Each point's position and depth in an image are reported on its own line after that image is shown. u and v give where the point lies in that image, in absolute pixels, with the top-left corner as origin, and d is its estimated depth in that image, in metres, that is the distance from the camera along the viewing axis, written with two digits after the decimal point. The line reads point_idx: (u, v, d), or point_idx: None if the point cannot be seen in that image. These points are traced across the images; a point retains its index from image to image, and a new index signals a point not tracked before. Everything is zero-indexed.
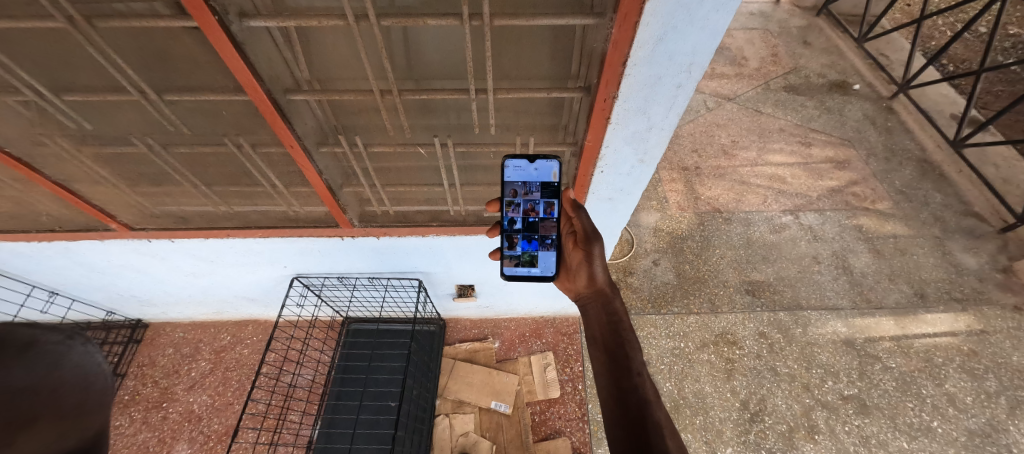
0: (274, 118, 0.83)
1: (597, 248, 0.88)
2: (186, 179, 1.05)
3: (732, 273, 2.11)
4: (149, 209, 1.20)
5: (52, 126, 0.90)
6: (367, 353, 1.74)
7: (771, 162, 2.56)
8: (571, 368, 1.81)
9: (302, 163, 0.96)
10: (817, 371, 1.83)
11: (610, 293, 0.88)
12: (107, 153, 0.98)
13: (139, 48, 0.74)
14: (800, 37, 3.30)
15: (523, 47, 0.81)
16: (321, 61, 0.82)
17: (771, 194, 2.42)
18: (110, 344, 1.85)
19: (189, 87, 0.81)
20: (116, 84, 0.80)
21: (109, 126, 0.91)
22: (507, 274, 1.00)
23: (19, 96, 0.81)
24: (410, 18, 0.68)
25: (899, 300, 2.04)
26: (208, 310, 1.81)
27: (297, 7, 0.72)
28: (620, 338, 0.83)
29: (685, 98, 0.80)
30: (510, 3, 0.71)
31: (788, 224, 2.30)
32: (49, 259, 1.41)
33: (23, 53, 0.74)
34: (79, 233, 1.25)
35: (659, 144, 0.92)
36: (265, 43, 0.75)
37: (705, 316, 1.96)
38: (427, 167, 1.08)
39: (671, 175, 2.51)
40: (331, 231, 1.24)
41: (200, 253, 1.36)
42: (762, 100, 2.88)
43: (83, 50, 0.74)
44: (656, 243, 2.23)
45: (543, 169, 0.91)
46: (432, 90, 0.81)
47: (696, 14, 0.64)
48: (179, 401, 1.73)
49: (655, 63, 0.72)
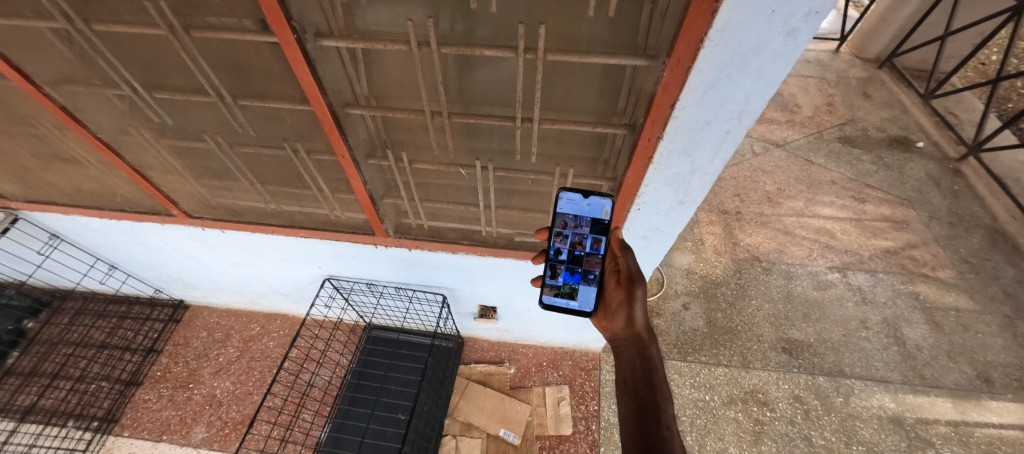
0: (331, 128, 0.89)
1: (639, 290, 0.85)
2: (244, 176, 1.14)
3: (769, 328, 1.99)
4: (208, 200, 1.29)
5: (140, 118, 1.01)
6: (384, 363, 1.73)
7: (819, 214, 2.43)
8: (586, 405, 1.74)
9: (350, 172, 1.02)
10: (858, 448, 1.66)
11: (646, 339, 0.85)
12: (181, 146, 1.08)
13: (222, 57, 0.81)
14: (859, 88, 3.18)
15: (574, 83, 0.82)
16: (381, 80, 0.87)
17: (817, 248, 2.29)
18: (153, 321, 1.97)
19: (260, 94, 0.88)
20: (199, 86, 0.89)
21: (187, 123, 1.00)
22: (545, 303, 0.98)
23: (118, 91, 0.92)
24: (469, 48, 0.71)
25: (959, 381, 1.84)
26: (243, 299, 1.90)
27: (365, 30, 0.76)
28: (652, 387, 0.79)
29: (733, 145, 0.78)
30: (566, 40, 0.73)
31: (835, 282, 2.16)
32: (115, 236, 1.54)
33: (128, 54, 0.84)
34: (145, 216, 1.37)
35: (701, 187, 0.90)
36: (333, 61, 0.81)
37: (734, 370, 1.85)
38: (466, 188, 1.11)
39: (710, 217, 2.44)
40: (367, 238, 1.28)
41: (245, 245, 1.44)
42: (813, 150, 2.77)
43: (176, 55, 0.82)
44: (688, 285, 2.14)
45: (595, 206, 0.91)
46: (479, 115, 0.85)
47: (752, 63, 0.63)
48: (204, 383, 1.80)
49: (704, 108, 0.71)
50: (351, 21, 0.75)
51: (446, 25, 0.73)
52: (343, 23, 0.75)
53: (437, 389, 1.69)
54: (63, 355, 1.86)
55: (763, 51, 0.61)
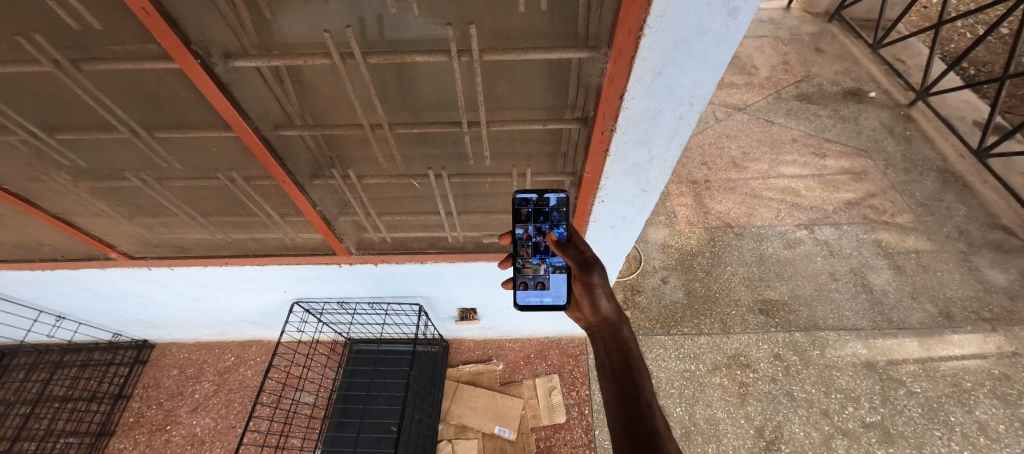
0: (263, 154, 0.83)
1: (596, 276, 0.79)
2: (182, 210, 1.06)
3: (745, 292, 2.04)
4: (149, 239, 1.21)
5: (50, 164, 0.92)
6: (366, 382, 1.63)
7: (784, 174, 2.48)
8: (578, 391, 1.75)
9: (295, 196, 0.96)
10: (837, 396, 1.73)
11: (617, 320, 0.83)
12: (104, 187, 0.99)
13: (123, 89, 0.73)
14: (811, 43, 3.22)
15: (517, 80, 0.77)
16: (311, 97, 0.80)
17: (784, 208, 2.34)
18: (116, 365, 1.86)
19: (179, 125, 0.81)
20: (106, 123, 0.81)
21: (102, 162, 0.91)
22: (519, 303, 0.92)
23: (15, 136, 0.83)
24: (397, 55, 0.65)
25: (922, 321, 1.93)
26: (211, 332, 1.81)
27: (284, 45, 0.70)
28: (629, 367, 0.76)
29: (687, 130, 0.77)
30: (501, 36, 0.68)
31: (803, 239, 2.22)
32: (53, 286, 1.43)
33: (12, 96, 0.74)
34: (82, 262, 1.27)
35: (662, 174, 0.89)
36: (254, 83, 0.74)
37: (716, 337, 1.89)
38: (422, 197, 1.06)
39: (680, 189, 2.45)
40: (328, 258, 1.23)
41: (199, 280, 1.36)
42: (773, 110, 2.81)
43: (71, 93, 0.74)
44: (665, 259, 2.16)
45: (553, 203, 0.85)
46: (422, 125, 0.79)
47: (695, 48, 0.61)
48: (182, 423, 1.72)
49: (653, 96, 0.69)
50: (265, 35, 0.68)
51: (373, 31, 0.67)
52: (255, 38, 0.68)
53: (425, 396, 1.64)
54: (23, 415, 1.74)
55: (705, 35, 0.59)
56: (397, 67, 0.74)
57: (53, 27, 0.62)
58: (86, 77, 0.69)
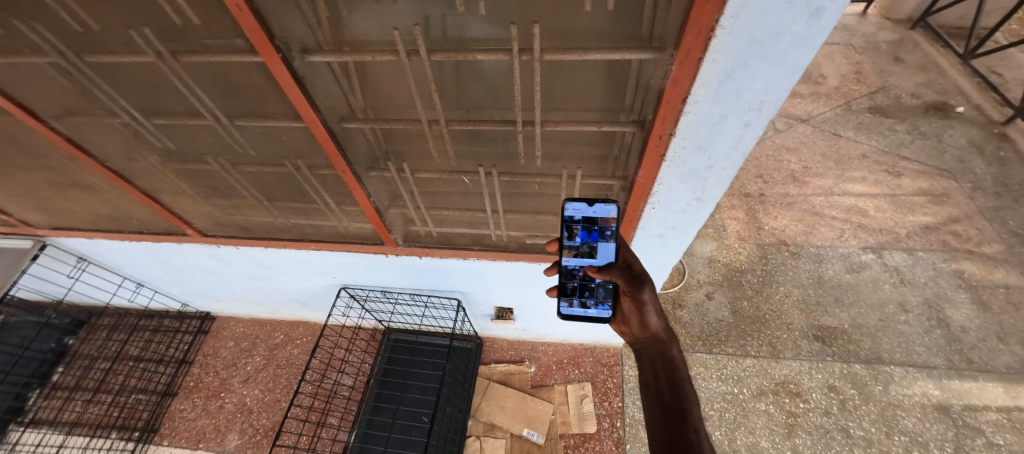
0: (329, 144, 0.88)
1: (647, 293, 0.75)
2: (251, 194, 1.15)
3: (799, 316, 1.90)
4: (220, 218, 1.31)
5: (145, 145, 1.02)
6: (404, 370, 1.68)
7: (850, 192, 2.29)
8: (610, 402, 1.71)
9: (352, 186, 1.01)
10: (901, 438, 1.57)
11: (666, 339, 0.79)
12: (187, 169, 1.09)
13: (212, 80, 0.81)
14: (890, 52, 2.96)
15: (574, 80, 0.77)
16: (374, 92, 0.84)
17: (849, 228, 2.16)
18: (182, 333, 2.04)
19: (255, 114, 0.88)
20: (194, 110, 0.89)
21: (188, 146, 1.01)
22: (563, 313, 0.89)
23: (119, 119, 0.93)
24: (460, 53, 0.67)
25: (1011, 365, 1.71)
26: (265, 309, 1.94)
27: (354, 41, 0.73)
28: (676, 388, 0.73)
29: (752, 137, 0.73)
30: (563, 35, 0.68)
31: (869, 263, 2.04)
32: (137, 256, 1.59)
33: (123, 82, 0.84)
34: (162, 236, 1.41)
35: (720, 183, 0.85)
36: (325, 76, 0.79)
37: (764, 361, 1.78)
38: (470, 194, 1.07)
39: (731, 201, 2.33)
40: (377, 248, 1.28)
41: (260, 260, 1.46)
42: (841, 123, 2.61)
43: (168, 82, 0.82)
44: (711, 274, 2.06)
45: (603, 214, 0.84)
46: (477, 122, 0.81)
47: (770, 51, 0.58)
48: (235, 392, 1.86)
49: (718, 100, 0.67)
50: (338, 32, 0.72)
51: (437, 29, 0.69)
52: (329, 35, 0.72)
53: (458, 392, 1.66)
54: (103, 370, 1.94)
55: (783, 36, 0.56)
56: (457, 64, 0.75)
57: (161, 21, 0.70)
58: (183, 68, 0.77)
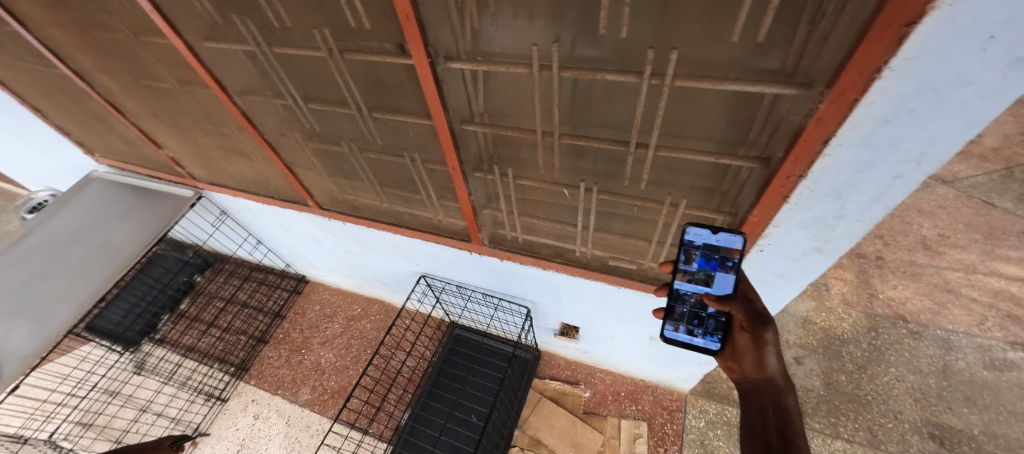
0: (448, 142, 0.97)
1: (769, 333, 0.70)
2: (368, 177, 1.29)
3: (912, 406, 1.61)
4: (336, 195, 1.49)
5: (297, 125, 1.21)
6: (465, 366, 1.73)
7: (1000, 273, 1.91)
8: (666, 449, 1.60)
9: (458, 183, 1.10)
10: None
11: (782, 386, 0.71)
12: (322, 148, 1.26)
13: (364, 76, 0.93)
14: None
15: (697, 108, 0.75)
16: (495, 100, 0.90)
17: (993, 316, 1.80)
18: (281, 290, 2.33)
19: (391, 108, 0.99)
20: (343, 100, 1.03)
21: (329, 129, 1.16)
22: (665, 337, 0.84)
23: (285, 100, 1.11)
24: (590, 72, 0.71)
25: None
26: (350, 282, 2.14)
27: (489, 52, 0.80)
28: (788, 440, 0.65)
29: (902, 191, 0.66)
30: (695, 63, 0.67)
31: (1018, 364, 1.68)
32: (263, 217, 1.86)
33: (296, 72, 1.00)
34: (287, 204, 1.63)
35: (851, 235, 0.77)
36: (456, 81, 0.87)
37: (858, 448, 1.54)
38: (564, 207, 1.09)
39: (838, 260, 2.07)
40: (463, 244, 1.36)
41: (359, 237, 1.62)
42: (997, 190, 2.20)
43: (331, 75, 0.97)
44: (803, 336, 1.84)
45: (726, 244, 0.78)
46: (590, 138, 0.84)
47: (946, 100, 0.52)
48: (313, 351, 2.06)
49: (868, 147, 0.61)
50: (477, 43, 0.79)
51: (567, 48, 0.73)
52: (469, 45, 0.80)
53: (511, 398, 1.68)
54: (217, 308, 2.27)
55: (967, 86, 0.50)
56: (579, 81, 0.78)
57: (339, 24, 0.83)
58: (346, 63, 0.90)
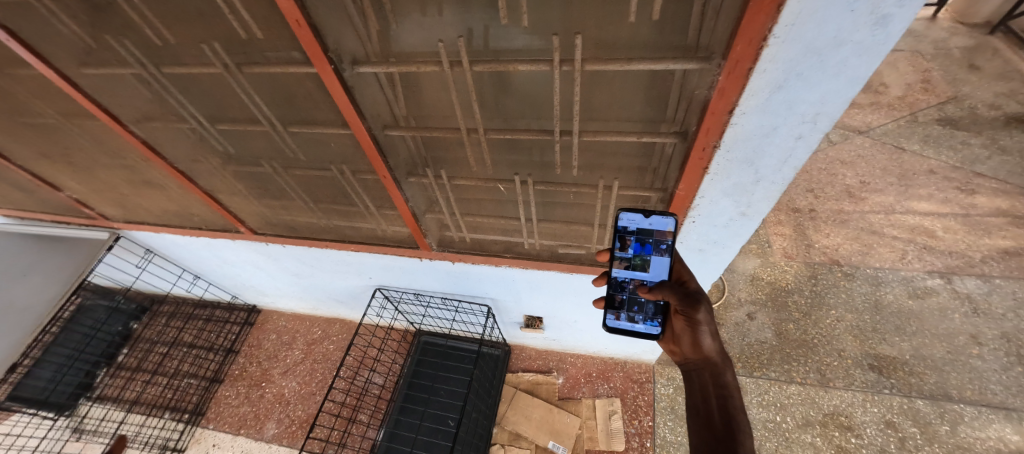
0: (372, 150, 0.92)
1: (702, 313, 0.73)
2: (299, 195, 1.21)
3: (852, 342, 1.76)
4: (270, 218, 1.40)
5: (209, 149, 1.11)
6: (432, 374, 1.70)
7: (914, 210, 2.11)
8: (640, 421, 1.65)
9: (392, 191, 1.05)
10: None
11: (720, 363, 0.73)
12: (243, 171, 1.18)
13: (270, 89, 0.86)
14: (964, 60, 2.72)
15: (615, 90, 0.76)
16: (416, 101, 0.86)
17: (912, 249, 1.99)
18: (231, 324, 2.19)
19: (306, 120, 0.93)
20: (252, 117, 0.96)
21: (246, 150, 1.08)
22: (608, 325, 0.85)
23: (188, 124, 1.02)
24: (501, 64, 0.69)
25: None
26: (306, 305, 2.04)
27: (400, 53, 0.76)
28: (728, 417, 0.67)
29: (805, 151, 0.69)
30: (604, 46, 0.67)
31: (936, 289, 1.86)
32: (195, 249, 1.72)
33: (194, 92, 0.92)
34: (218, 233, 1.52)
35: (768, 197, 0.81)
36: (371, 86, 0.83)
37: (810, 388, 1.66)
38: (505, 202, 1.08)
39: (777, 217, 2.20)
40: (411, 252, 1.31)
41: (303, 258, 1.54)
42: (905, 135, 2.41)
43: (233, 92, 0.89)
44: (753, 292, 1.95)
45: (659, 227, 0.82)
46: (515, 131, 0.82)
47: (828, 60, 0.55)
48: (274, 383, 1.96)
49: (769, 112, 0.64)
50: (386, 45, 0.75)
51: (479, 40, 0.71)
52: (377, 47, 0.75)
53: (484, 397, 1.67)
54: (161, 354, 2.09)
55: (843, 45, 0.53)
56: (498, 74, 0.76)
57: (228, 36, 0.76)
58: (246, 78, 0.83)
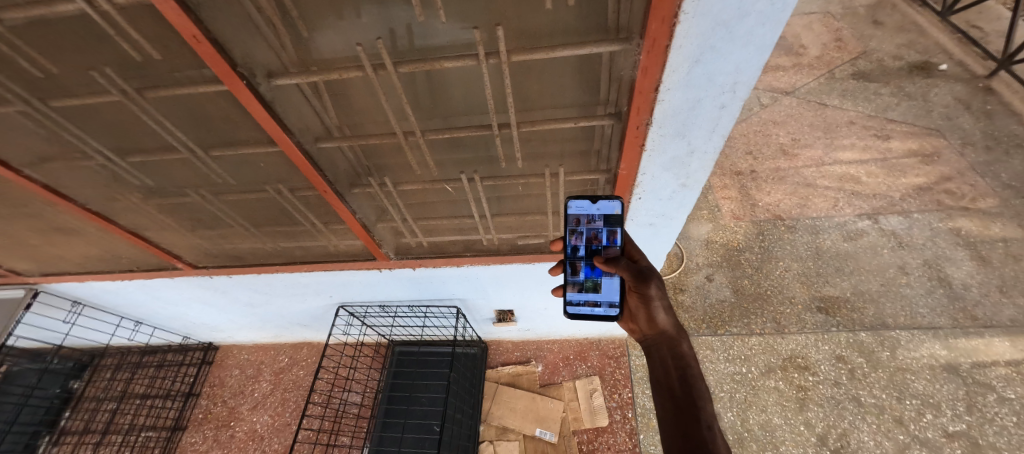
0: (306, 166, 0.87)
1: (653, 288, 0.76)
2: (237, 222, 1.14)
3: (800, 289, 1.90)
4: (209, 249, 1.31)
5: (124, 184, 1.01)
6: (409, 384, 1.66)
7: (840, 160, 2.29)
8: (620, 394, 1.70)
9: (336, 205, 1.00)
10: (912, 402, 1.56)
11: (675, 335, 0.77)
12: (169, 203, 1.08)
13: (181, 113, 0.79)
14: (868, 17, 2.95)
15: (547, 79, 0.76)
16: (346, 109, 0.82)
17: (842, 196, 2.16)
18: (187, 366, 2.04)
19: (229, 142, 0.87)
20: (167, 145, 0.88)
21: (167, 181, 1.00)
22: (569, 313, 0.87)
23: (93, 160, 0.92)
24: (427, 63, 0.67)
25: (1015, 317, 1.71)
26: (267, 334, 1.93)
27: (320, 61, 0.72)
28: (688, 385, 0.71)
29: (730, 119, 0.72)
30: (528, 35, 0.67)
31: (866, 230, 2.04)
32: (131, 294, 1.58)
33: (93, 124, 0.83)
34: (153, 273, 1.40)
35: (703, 167, 0.85)
36: (295, 98, 0.78)
37: (769, 337, 1.77)
38: (457, 202, 1.06)
39: (723, 181, 2.32)
40: (369, 264, 1.27)
41: (254, 286, 1.45)
42: (826, 92, 2.60)
43: (139, 120, 0.82)
44: (709, 256, 2.06)
45: (607, 211, 0.84)
46: (454, 130, 0.80)
47: (736, 31, 0.57)
48: (244, 420, 1.85)
49: (691, 86, 0.66)
50: (303, 53, 0.71)
51: (402, 41, 0.68)
52: (294, 57, 0.71)
53: (466, 398, 1.65)
54: (110, 411, 1.92)
55: (747, 15, 0.55)
56: (427, 73, 0.74)
57: (119, 60, 0.69)
58: (151, 103, 0.76)
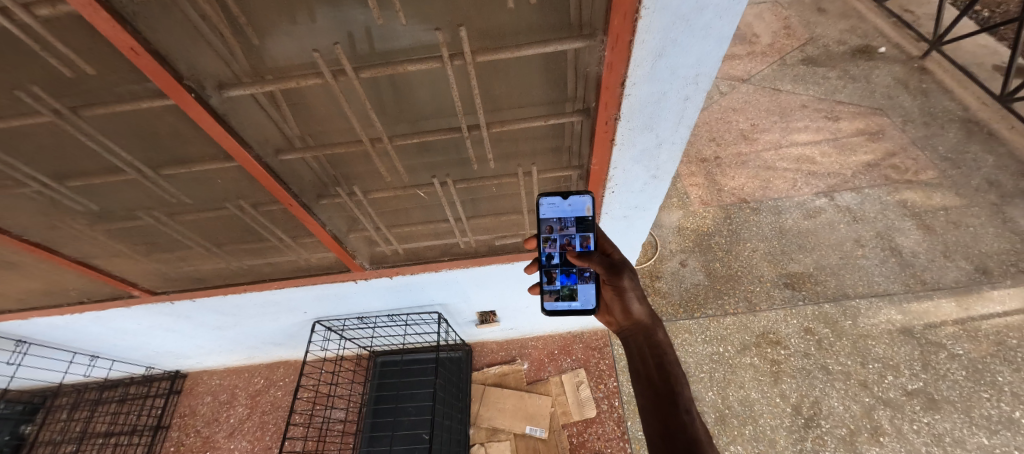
0: (268, 180, 0.84)
1: (626, 279, 0.77)
2: (197, 242, 1.07)
3: (767, 267, 1.98)
4: (168, 273, 1.23)
5: (65, 211, 0.93)
6: (394, 394, 1.63)
7: (797, 142, 2.40)
8: (606, 384, 1.73)
9: (304, 218, 0.97)
10: (874, 366, 1.67)
11: (650, 324, 0.79)
12: (119, 228, 1.01)
13: (125, 131, 0.74)
14: (813, 4, 3.11)
15: (513, 78, 0.75)
16: (307, 118, 0.79)
17: (800, 177, 2.27)
18: (153, 397, 1.92)
19: (181, 160, 0.82)
20: (111, 166, 0.82)
21: (114, 204, 0.92)
22: (547, 310, 0.89)
23: (25, 188, 0.84)
24: (388, 68, 0.65)
25: (959, 279, 1.85)
26: (240, 356, 1.85)
27: (275, 68, 0.68)
28: (665, 371, 0.72)
29: (694, 110, 0.74)
30: (491, 34, 0.66)
31: (823, 207, 2.16)
32: (83, 327, 1.47)
33: (22, 149, 0.76)
34: (107, 302, 1.30)
35: (672, 158, 0.87)
36: (250, 110, 0.74)
37: (742, 316, 1.85)
38: (430, 206, 1.04)
39: (690, 169, 2.39)
40: (344, 276, 1.23)
41: (222, 308, 1.38)
42: (779, 78, 2.73)
43: (76, 141, 0.75)
44: (681, 242, 2.12)
45: (578, 207, 0.86)
46: (422, 134, 0.79)
47: (696, 25, 0.59)
48: (221, 448, 1.76)
49: (655, 80, 0.67)
50: (255, 61, 0.67)
51: (362, 44, 0.66)
52: (246, 65, 0.67)
53: (453, 402, 1.63)
54: None
55: (705, 9, 0.56)
56: (391, 77, 0.72)
57: (49, 77, 0.63)
58: (88, 122, 0.70)
